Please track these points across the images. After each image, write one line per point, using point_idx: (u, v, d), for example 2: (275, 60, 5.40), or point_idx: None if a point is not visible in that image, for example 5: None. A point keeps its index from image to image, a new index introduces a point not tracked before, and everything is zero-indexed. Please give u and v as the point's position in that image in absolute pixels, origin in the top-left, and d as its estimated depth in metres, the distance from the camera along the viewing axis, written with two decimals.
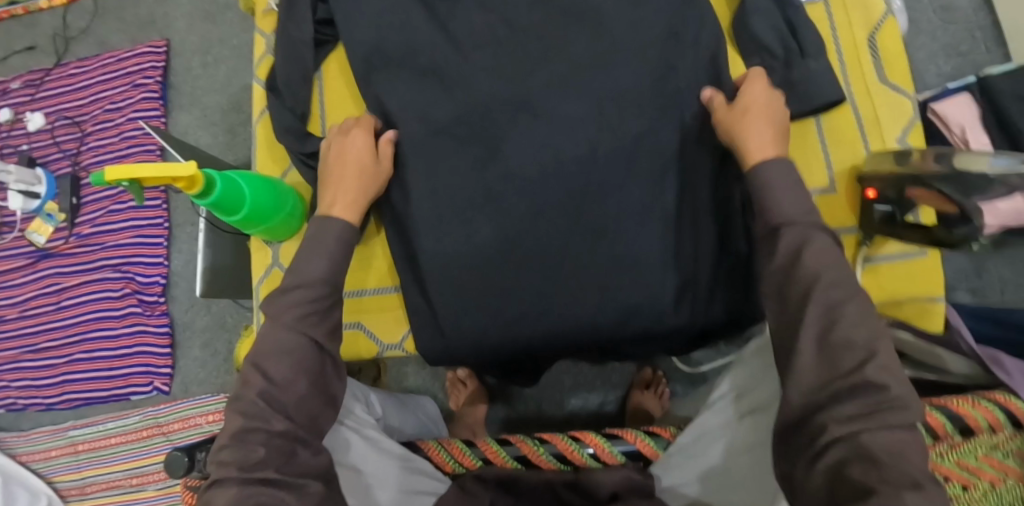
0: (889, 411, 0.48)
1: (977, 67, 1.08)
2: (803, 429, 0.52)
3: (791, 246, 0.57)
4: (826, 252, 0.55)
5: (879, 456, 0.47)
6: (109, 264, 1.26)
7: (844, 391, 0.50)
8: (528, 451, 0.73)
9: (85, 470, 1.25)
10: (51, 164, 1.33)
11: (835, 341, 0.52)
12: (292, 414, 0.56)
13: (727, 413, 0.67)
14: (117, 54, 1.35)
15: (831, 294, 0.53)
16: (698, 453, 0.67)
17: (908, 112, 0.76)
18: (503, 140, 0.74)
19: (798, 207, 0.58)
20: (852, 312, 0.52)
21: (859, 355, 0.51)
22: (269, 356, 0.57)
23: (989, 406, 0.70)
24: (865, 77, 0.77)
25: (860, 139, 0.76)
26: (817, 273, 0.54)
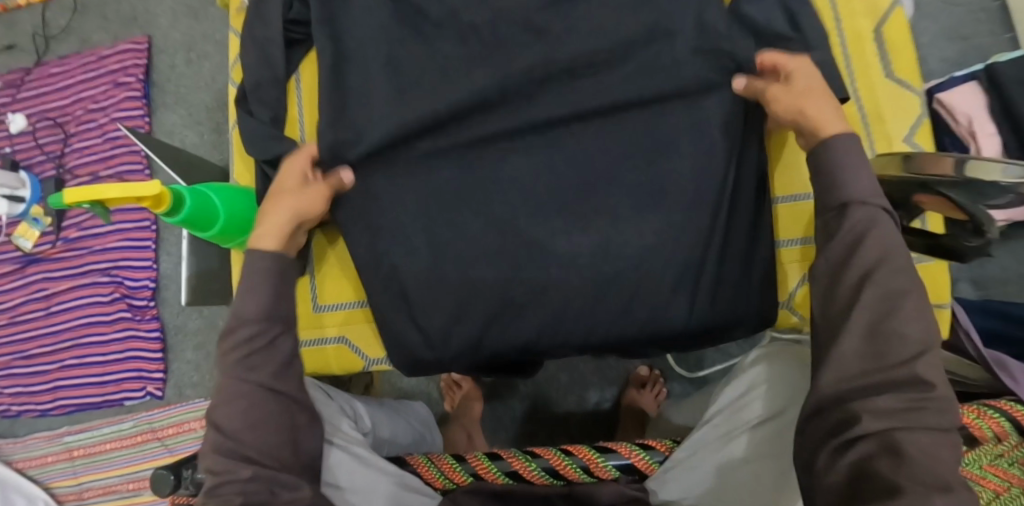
0: (927, 412, 0.49)
1: (982, 51, 1.04)
2: (834, 417, 0.52)
3: (857, 228, 0.54)
4: (886, 238, 0.53)
5: (910, 453, 0.48)
6: (97, 269, 1.24)
7: (885, 385, 0.51)
8: (519, 466, 0.70)
9: (82, 475, 1.23)
10: (34, 167, 1.30)
11: (883, 331, 0.51)
12: (262, 458, 0.57)
13: (727, 427, 0.64)
14: (97, 52, 1.32)
15: (891, 281, 0.52)
16: (694, 468, 0.64)
17: (915, 109, 0.73)
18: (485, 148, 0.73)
19: (867, 187, 0.55)
20: (909, 305, 0.51)
21: (912, 349, 0.51)
22: (224, 411, 0.57)
23: (995, 415, 0.69)
24: (870, 73, 0.73)
25: (864, 138, 0.72)
26: (874, 263, 0.53)
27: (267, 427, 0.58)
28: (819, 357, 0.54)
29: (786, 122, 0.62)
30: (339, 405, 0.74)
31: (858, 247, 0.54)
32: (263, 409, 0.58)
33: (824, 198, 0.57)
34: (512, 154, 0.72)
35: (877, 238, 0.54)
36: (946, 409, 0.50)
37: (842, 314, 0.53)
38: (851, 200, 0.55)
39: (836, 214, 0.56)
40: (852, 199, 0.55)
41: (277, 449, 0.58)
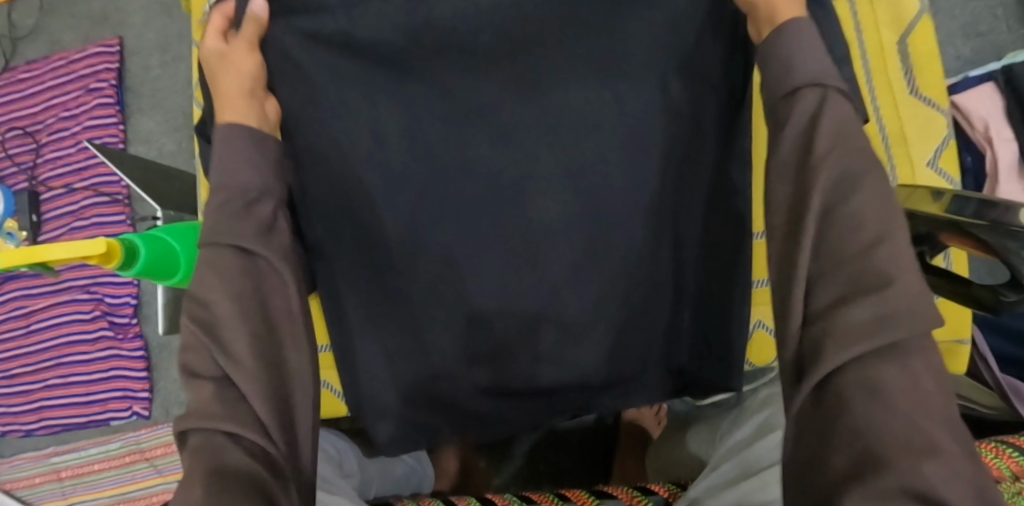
0: (899, 323, 0.40)
1: (997, 48, 0.99)
2: (796, 349, 0.43)
3: (807, 112, 0.47)
4: (838, 120, 0.46)
5: (883, 381, 0.39)
6: (77, 286, 1.20)
7: (851, 293, 0.41)
8: None
9: (73, 496, 1.19)
10: (6, 179, 1.25)
11: (838, 224, 0.43)
12: (238, 354, 0.47)
13: (729, 475, 0.62)
14: (67, 56, 1.26)
15: (844, 162, 0.45)
16: None
17: (942, 129, 0.68)
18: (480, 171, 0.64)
19: (818, 73, 0.48)
20: (865, 193, 0.44)
21: (868, 238, 0.42)
22: (201, 290, 0.50)
23: (1014, 453, 0.65)
24: (894, 89, 0.68)
25: (888, 164, 0.67)
26: (824, 151, 0.45)
27: (242, 308, 0.48)
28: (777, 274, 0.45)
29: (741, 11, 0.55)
30: (326, 450, 0.71)
31: (811, 138, 0.46)
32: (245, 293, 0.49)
33: (769, 89, 0.50)
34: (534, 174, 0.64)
35: (832, 118, 0.46)
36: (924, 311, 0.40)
37: (793, 219, 0.45)
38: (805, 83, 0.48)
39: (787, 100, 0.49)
40: (805, 81, 0.48)
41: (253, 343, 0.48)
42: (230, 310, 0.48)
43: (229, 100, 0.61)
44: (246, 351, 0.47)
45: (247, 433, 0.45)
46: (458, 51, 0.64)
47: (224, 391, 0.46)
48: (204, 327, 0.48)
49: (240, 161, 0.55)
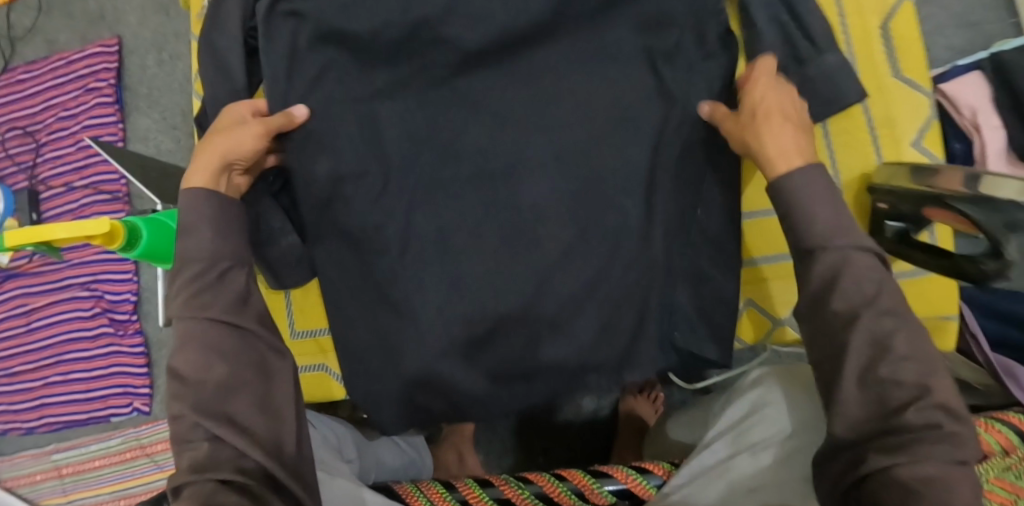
0: (940, 446, 0.49)
1: (987, 39, 1.00)
2: (840, 457, 0.52)
3: (826, 272, 0.54)
4: (865, 277, 0.53)
5: (914, 486, 0.48)
6: (77, 283, 1.20)
7: (889, 431, 0.50)
8: (511, 494, 0.67)
9: (72, 492, 1.21)
10: (7, 179, 1.26)
11: (882, 377, 0.51)
12: (240, 418, 0.55)
13: (721, 452, 0.63)
14: (65, 56, 1.27)
15: (881, 323, 0.52)
16: (693, 492, 0.61)
17: (925, 111, 0.69)
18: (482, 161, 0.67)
19: (827, 229, 0.55)
20: (901, 348, 0.52)
21: (909, 392, 0.51)
22: (178, 360, 0.56)
23: (1002, 428, 0.67)
24: (877, 73, 0.70)
25: (872, 145, 0.69)
26: (856, 308, 0.53)
27: (236, 374, 0.56)
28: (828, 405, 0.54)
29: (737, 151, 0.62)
30: (321, 433, 0.71)
31: (837, 288, 0.54)
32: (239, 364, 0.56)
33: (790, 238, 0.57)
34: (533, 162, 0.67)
35: (853, 274, 0.53)
36: (959, 441, 0.49)
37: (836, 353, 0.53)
38: (816, 245, 0.55)
39: (805, 259, 0.56)
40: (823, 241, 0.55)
41: (255, 408, 0.56)
42: (208, 374, 0.55)
43: (196, 163, 0.61)
44: (237, 411, 0.55)
45: (236, 478, 0.53)
46: (453, 40, 0.65)
47: (219, 448, 0.55)
48: (188, 396, 0.55)
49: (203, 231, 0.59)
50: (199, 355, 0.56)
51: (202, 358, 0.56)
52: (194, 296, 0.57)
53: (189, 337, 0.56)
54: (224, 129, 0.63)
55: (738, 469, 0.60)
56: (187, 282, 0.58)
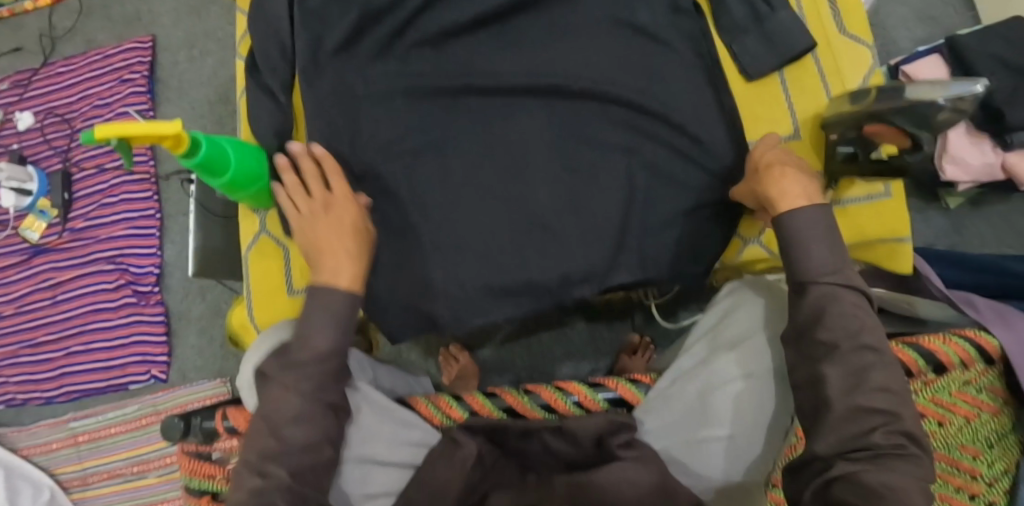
0: (903, 460, 0.57)
1: (947, 30, 1.12)
2: (810, 465, 0.60)
3: (814, 307, 0.63)
4: (847, 315, 0.62)
5: (876, 488, 0.55)
6: (103, 257, 1.28)
7: (856, 447, 0.58)
8: (513, 402, 0.75)
9: (87, 460, 1.26)
10: (42, 162, 1.34)
11: (859, 403, 0.59)
12: (305, 474, 0.63)
13: (700, 356, 0.72)
14: (103, 51, 1.37)
15: (864, 359, 0.60)
16: (675, 393, 0.71)
17: (867, 59, 0.80)
18: (497, 113, 0.78)
19: (822, 265, 0.64)
20: (876, 379, 0.59)
21: (879, 420, 0.58)
22: (284, 424, 0.63)
23: (961, 342, 0.73)
24: (826, 29, 0.80)
25: (822, 88, 0.78)
26: (838, 339, 0.61)
27: (320, 446, 0.64)
28: (813, 425, 0.61)
29: (751, 205, 0.72)
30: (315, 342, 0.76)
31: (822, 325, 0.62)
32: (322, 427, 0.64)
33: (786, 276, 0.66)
34: (534, 111, 0.77)
35: (836, 315, 0.62)
36: (920, 462, 0.57)
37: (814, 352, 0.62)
38: (809, 280, 0.64)
39: (798, 291, 0.65)
40: (810, 279, 0.64)
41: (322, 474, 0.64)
42: (302, 439, 0.63)
43: (345, 269, 0.70)
44: (308, 474, 0.63)
45: None
46: None
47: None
48: (284, 460, 0.62)
49: (320, 326, 0.67)
50: (308, 429, 0.63)
51: (316, 441, 0.63)
52: (316, 388, 0.64)
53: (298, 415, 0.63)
54: (352, 233, 0.72)
55: (712, 366, 0.70)
56: (296, 372, 0.65)
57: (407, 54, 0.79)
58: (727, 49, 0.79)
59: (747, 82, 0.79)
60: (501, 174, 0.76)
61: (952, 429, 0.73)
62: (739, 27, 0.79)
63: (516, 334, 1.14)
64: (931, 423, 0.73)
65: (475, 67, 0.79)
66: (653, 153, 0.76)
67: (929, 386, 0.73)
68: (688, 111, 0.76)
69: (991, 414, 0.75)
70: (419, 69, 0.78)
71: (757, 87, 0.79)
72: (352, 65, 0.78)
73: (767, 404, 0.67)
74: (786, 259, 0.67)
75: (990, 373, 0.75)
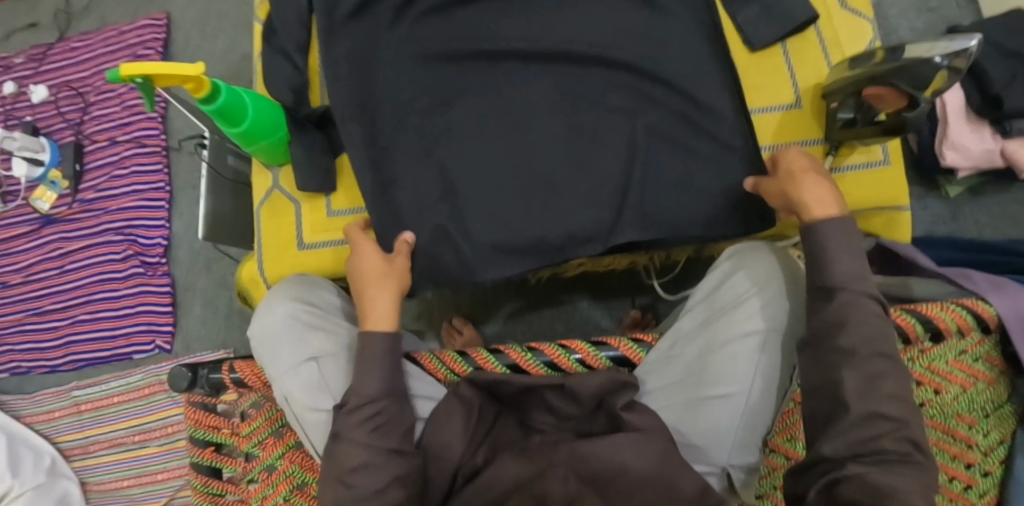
0: (909, 465, 0.57)
1: (948, 21, 1.14)
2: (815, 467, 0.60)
3: (838, 313, 0.61)
4: (868, 323, 0.60)
5: (884, 489, 0.55)
6: (112, 228, 1.29)
7: (864, 451, 0.58)
8: (517, 359, 0.75)
9: (89, 428, 1.27)
10: (54, 134, 1.36)
11: (871, 412, 0.58)
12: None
13: (701, 317, 0.73)
14: (118, 27, 1.39)
15: (873, 360, 0.59)
16: (676, 354, 0.73)
17: (868, 33, 0.82)
18: (507, 79, 0.80)
19: (849, 273, 0.62)
20: (887, 386, 0.59)
21: (892, 425, 0.58)
22: (349, 473, 0.64)
23: (959, 309, 0.74)
24: (827, 4, 0.82)
25: (824, 59, 0.80)
26: (857, 346, 0.60)
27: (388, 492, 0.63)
28: (825, 426, 0.61)
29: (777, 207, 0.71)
30: (323, 297, 0.78)
31: (841, 331, 0.61)
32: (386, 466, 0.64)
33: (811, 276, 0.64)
34: (544, 79, 0.79)
35: (857, 324, 0.60)
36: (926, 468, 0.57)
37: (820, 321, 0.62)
38: (834, 285, 0.62)
39: (822, 296, 0.63)
40: (837, 284, 0.62)
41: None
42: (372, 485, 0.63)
43: (379, 308, 0.69)
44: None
45: None
46: None
47: None
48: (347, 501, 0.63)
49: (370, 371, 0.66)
50: (378, 477, 0.63)
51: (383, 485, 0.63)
52: (372, 432, 0.65)
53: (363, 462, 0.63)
54: (377, 276, 0.71)
55: (712, 328, 0.71)
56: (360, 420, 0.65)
57: (420, 17, 0.81)
58: (734, 21, 0.81)
59: (751, 52, 0.81)
60: (511, 138, 0.78)
61: (948, 397, 0.75)
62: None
63: (521, 309, 1.15)
64: (927, 391, 0.75)
65: (488, 32, 0.80)
66: (660, 119, 0.78)
67: (925, 355, 0.75)
68: (695, 79, 0.78)
69: (987, 383, 0.76)
70: (431, 35, 0.80)
71: (761, 56, 0.81)
72: (366, 29, 0.80)
73: (766, 364, 0.67)
74: (809, 262, 0.65)
75: (986, 342, 0.76)
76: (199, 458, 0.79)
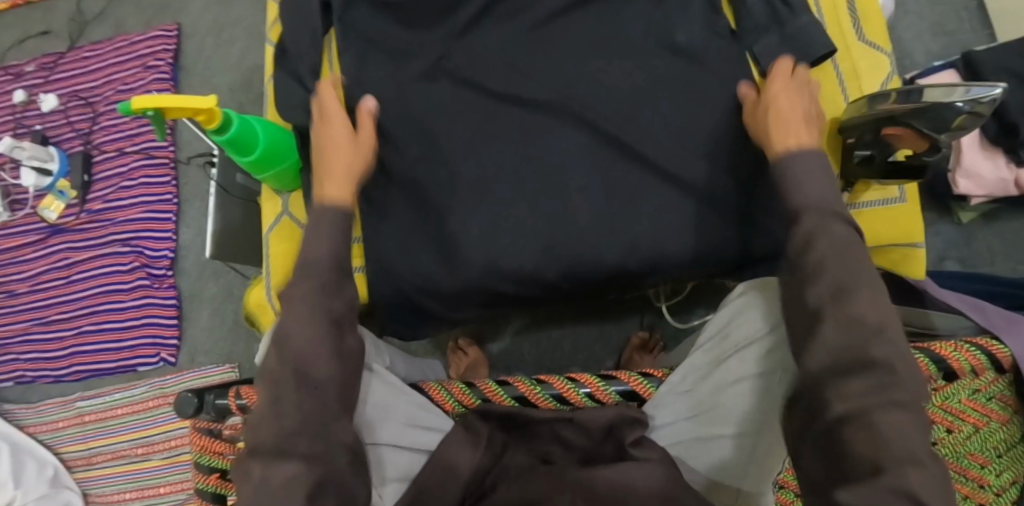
0: (898, 390, 0.51)
1: (964, 46, 1.13)
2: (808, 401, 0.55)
3: (807, 229, 0.59)
4: (836, 239, 0.57)
5: (883, 431, 0.49)
6: (119, 239, 1.29)
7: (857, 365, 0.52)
8: (525, 391, 0.75)
9: (93, 440, 1.27)
10: (63, 143, 1.36)
11: (859, 352, 0.52)
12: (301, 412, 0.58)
13: (713, 353, 0.71)
14: (130, 37, 1.39)
15: None
16: (686, 390, 0.72)
17: (885, 67, 0.81)
18: (521, 106, 0.79)
19: (814, 191, 0.61)
20: (877, 326, 0.53)
21: (872, 332, 0.53)
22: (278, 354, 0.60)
23: (973, 350, 0.71)
24: (845, 35, 0.81)
25: (841, 92, 0.79)
26: (825, 258, 0.57)
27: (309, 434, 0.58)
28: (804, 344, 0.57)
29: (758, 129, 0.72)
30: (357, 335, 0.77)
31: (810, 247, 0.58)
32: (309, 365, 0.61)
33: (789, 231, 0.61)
34: (560, 105, 0.78)
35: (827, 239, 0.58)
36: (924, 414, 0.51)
37: None
38: (798, 206, 0.61)
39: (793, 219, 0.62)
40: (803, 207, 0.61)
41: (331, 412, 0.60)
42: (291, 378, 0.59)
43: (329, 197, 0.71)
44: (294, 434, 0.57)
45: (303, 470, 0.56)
46: None
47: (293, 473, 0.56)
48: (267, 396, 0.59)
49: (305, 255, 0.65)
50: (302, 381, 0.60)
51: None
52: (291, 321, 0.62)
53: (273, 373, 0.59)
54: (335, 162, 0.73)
55: (722, 368, 0.69)
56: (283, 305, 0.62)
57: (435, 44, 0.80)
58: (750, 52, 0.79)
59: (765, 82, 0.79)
60: (524, 167, 0.77)
61: (958, 437, 0.73)
62: (761, 26, 0.79)
63: (529, 328, 1.15)
64: (940, 430, 0.73)
65: (506, 59, 0.80)
66: (686, 147, 0.75)
67: (939, 394, 0.73)
68: (715, 109, 0.76)
69: (1000, 423, 0.75)
70: (448, 62, 0.80)
71: None
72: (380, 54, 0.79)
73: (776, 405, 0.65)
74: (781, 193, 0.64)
75: (1000, 382, 0.74)
76: (204, 485, 0.78)
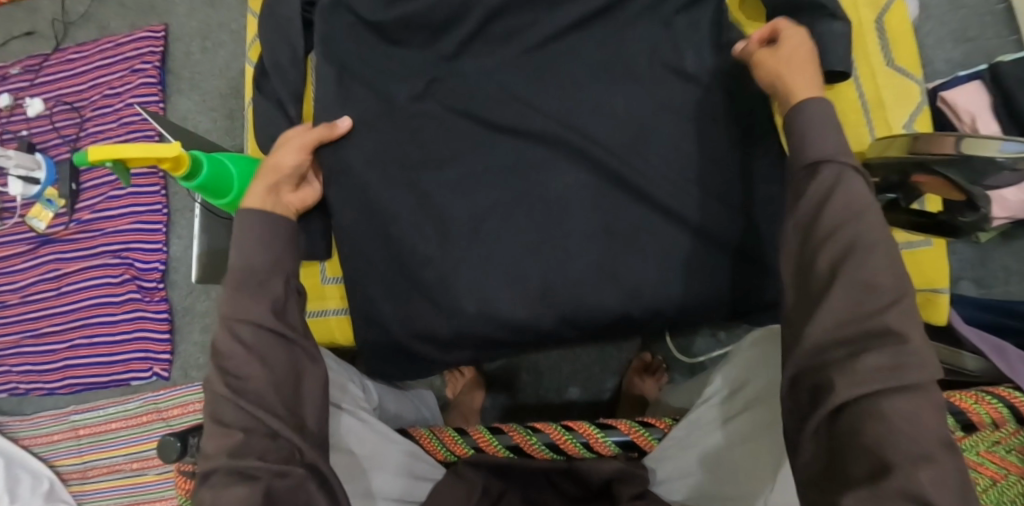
0: (910, 369, 0.44)
1: (987, 54, 1.06)
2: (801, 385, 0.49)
3: (823, 187, 0.51)
4: (853, 194, 0.50)
5: (891, 419, 0.44)
6: (109, 250, 1.26)
7: (868, 333, 0.46)
8: (520, 441, 0.72)
9: (87, 454, 1.25)
10: (51, 150, 1.32)
11: (868, 328, 0.46)
12: (274, 408, 0.54)
13: (724, 407, 0.67)
14: (115, 39, 1.34)
15: None
16: (691, 443, 0.67)
17: (915, 97, 0.76)
18: (516, 135, 0.74)
19: (835, 146, 0.53)
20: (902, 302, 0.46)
21: (885, 299, 0.47)
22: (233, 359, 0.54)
23: (994, 402, 0.67)
24: (871, 59, 0.76)
25: (865, 122, 0.75)
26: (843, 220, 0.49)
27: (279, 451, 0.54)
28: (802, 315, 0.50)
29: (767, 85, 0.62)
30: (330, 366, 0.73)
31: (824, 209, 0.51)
32: (267, 347, 0.55)
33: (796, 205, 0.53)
34: (556, 136, 0.73)
35: (845, 195, 0.50)
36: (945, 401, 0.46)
37: None
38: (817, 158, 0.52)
39: (806, 174, 0.53)
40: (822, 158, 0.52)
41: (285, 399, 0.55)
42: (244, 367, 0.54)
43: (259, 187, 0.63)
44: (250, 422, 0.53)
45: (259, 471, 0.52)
46: None
47: (247, 484, 0.51)
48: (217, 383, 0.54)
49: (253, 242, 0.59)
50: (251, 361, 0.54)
51: None
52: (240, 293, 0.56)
53: (213, 396, 0.54)
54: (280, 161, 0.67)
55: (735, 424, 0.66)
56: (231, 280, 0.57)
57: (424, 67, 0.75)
58: None
59: None
60: (518, 204, 0.73)
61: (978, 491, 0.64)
62: None
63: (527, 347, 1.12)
64: None
65: (500, 85, 0.75)
66: (690, 183, 0.71)
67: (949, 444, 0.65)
68: (722, 141, 0.71)
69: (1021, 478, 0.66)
70: (439, 88, 0.76)
71: None
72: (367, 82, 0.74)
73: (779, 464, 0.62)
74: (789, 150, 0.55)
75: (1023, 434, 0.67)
76: None
